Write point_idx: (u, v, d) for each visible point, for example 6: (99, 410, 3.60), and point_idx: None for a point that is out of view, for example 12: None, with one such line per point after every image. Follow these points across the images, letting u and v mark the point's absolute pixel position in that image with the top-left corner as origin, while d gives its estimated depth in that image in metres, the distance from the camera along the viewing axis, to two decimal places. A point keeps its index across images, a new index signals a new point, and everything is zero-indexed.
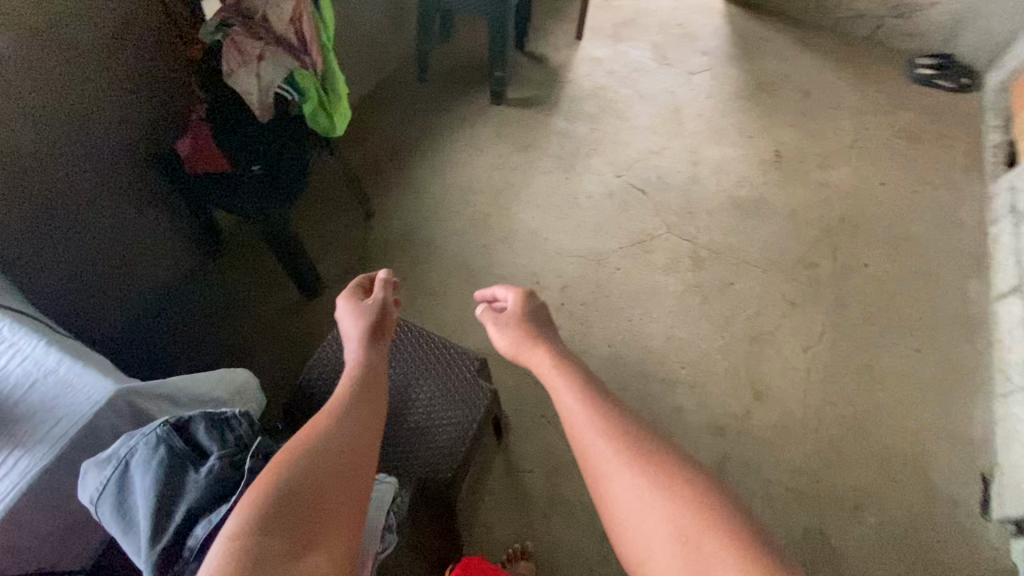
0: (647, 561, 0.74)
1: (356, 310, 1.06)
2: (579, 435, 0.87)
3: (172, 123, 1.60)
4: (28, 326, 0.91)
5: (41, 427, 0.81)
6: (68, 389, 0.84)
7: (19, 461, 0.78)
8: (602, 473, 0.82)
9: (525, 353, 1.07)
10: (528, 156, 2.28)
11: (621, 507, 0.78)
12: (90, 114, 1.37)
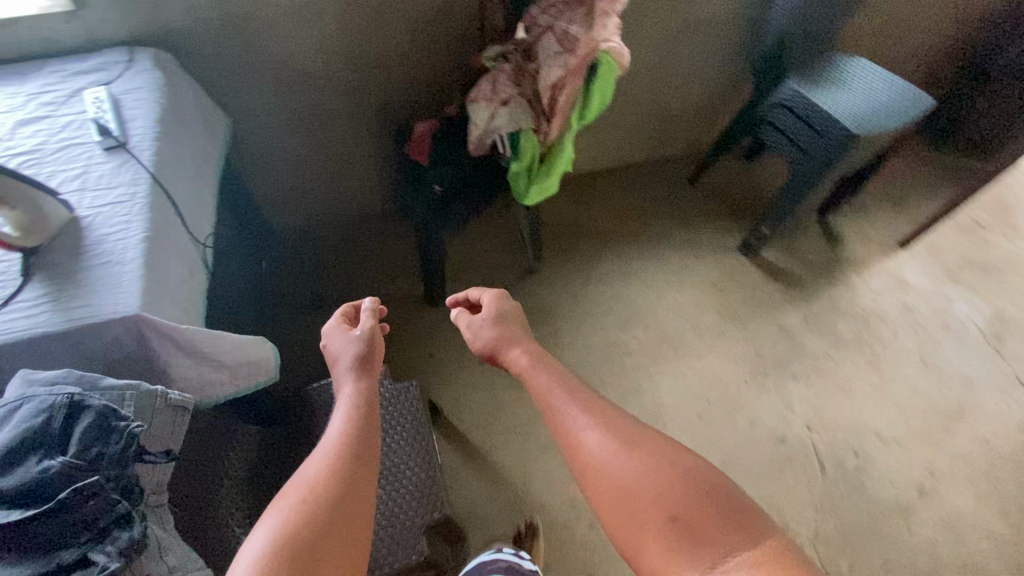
0: (645, 538, 0.70)
1: (337, 339, 1.02)
2: (576, 432, 0.82)
3: (432, 103, 1.70)
4: (152, 212, 1.04)
5: (76, 299, 0.92)
6: (114, 289, 0.93)
7: (40, 315, 0.89)
8: (603, 462, 0.77)
9: (520, 360, 0.98)
10: (724, 328, 1.87)
11: (627, 484, 0.74)
12: (367, 64, 1.54)
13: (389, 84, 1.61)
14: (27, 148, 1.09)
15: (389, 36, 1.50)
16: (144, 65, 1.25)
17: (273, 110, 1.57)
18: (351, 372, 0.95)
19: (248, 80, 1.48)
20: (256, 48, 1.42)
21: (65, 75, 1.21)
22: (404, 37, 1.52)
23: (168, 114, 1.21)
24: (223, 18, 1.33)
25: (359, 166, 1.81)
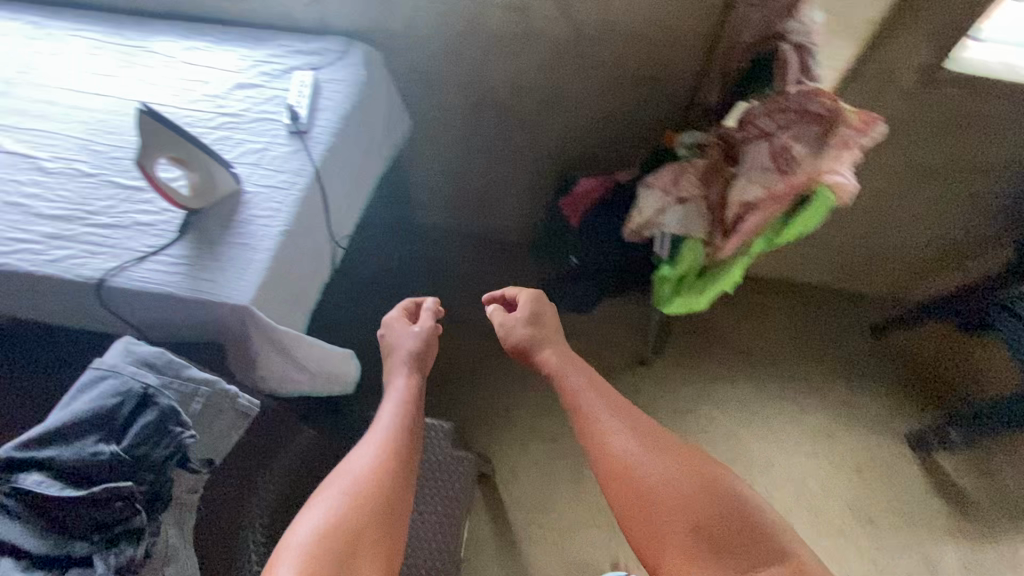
0: (666, 539, 0.82)
1: (396, 334, 1.16)
2: (610, 434, 0.91)
3: (606, 160, 1.58)
4: (301, 205, 1.07)
5: (207, 270, 0.97)
6: (239, 273, 0.97)
7: (175, 276, 0.96)
8: (638, 469, 0.87)
9: (553, 358, 1.04)
10: (851, 525, 1.51)
11: (661, 488, 0.85)
12: (554, 107, 1.47)
13: (568, 131, 1.53)
14: (232, 112, 1.19)
15: (588, 85, 1.40)
16: (353, 59, 1.31)
17: (453, 123, 1.56)
18: (402, 369, 1.09)
19: (440, 91, 1.49)
20: (457, 64, 1.41)
21: (287, 53, 1.31)
22: (602, 91, 1.41)
23: (354, 110, 1.25)
24: (437, 30, 1.34)
25: (512, 196, 1.76)
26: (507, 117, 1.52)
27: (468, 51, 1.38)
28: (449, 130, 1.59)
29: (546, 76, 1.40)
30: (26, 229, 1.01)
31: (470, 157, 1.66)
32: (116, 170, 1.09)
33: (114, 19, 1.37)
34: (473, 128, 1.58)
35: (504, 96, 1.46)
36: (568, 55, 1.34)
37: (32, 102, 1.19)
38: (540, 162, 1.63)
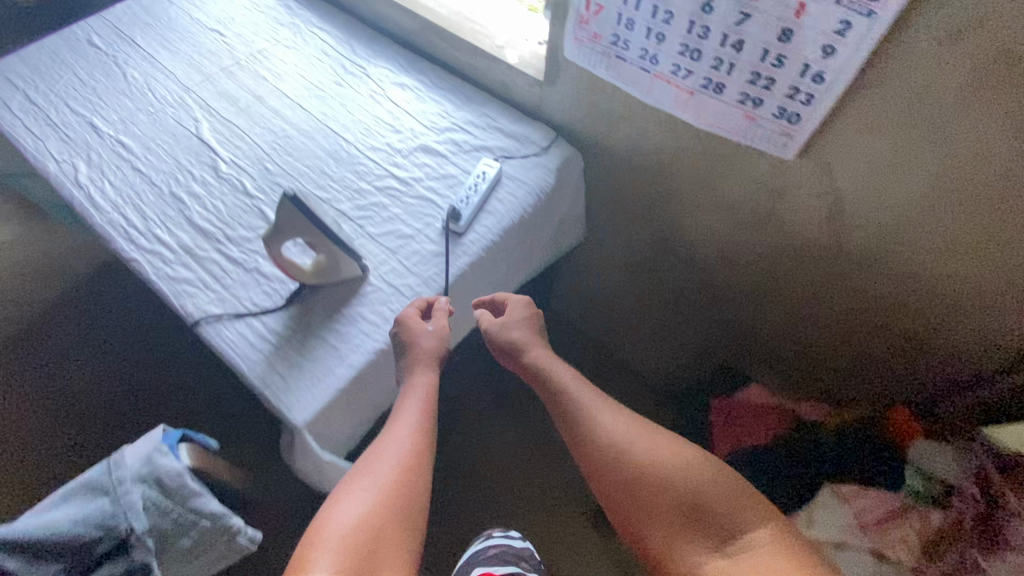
0: (667, 526, 0.75)
1: (410, 322, 0.89)
2: (600, 426, 0.85)
3: (785, 379, 1.20)
4: None
5: (288, 361, 0.87)
6: (310, 382, 0.85)
7: (259, 354, 0.88)
8: (625, 446, 0.82)
9: (545, 361, 0.96)
10: None
11: (652, 475, 0.78)
12: (751, 297, 1.13)
13: (754, 327, 1.17)
14: (401, 179, 1.09)
15: (808, 302, 1.04)
16: (547, 163, 1.12)
17: (626, 257, 1.30)
18: (426, 368, 0.91)
19: (625, 223, 1.23)
20: (658, 209, 1.14)
21: (486, 130, 1.17)
22: (824, 316, 1.04)
23: (519, 225, 1.07)
24: (651, 169, 1.08)
25: (655, 347, 1.45)
26: (687, 277, 1.21)
27: (677, 204, 1.09)
28: (615, 255, 1.32)
29: (759, 265, 1.06)
30: (169, 232, 1.00)
31: (624, 288, 1.38)
32: (270, 202, 1.05)
33: (353, 28, 1.34)
34: (643, 266, 1.28)
35: (696, 258, 1.15)
36: (802, 260, 0.99)
37: (244, 95, 1.20)
38: (702, 335, 1.30)
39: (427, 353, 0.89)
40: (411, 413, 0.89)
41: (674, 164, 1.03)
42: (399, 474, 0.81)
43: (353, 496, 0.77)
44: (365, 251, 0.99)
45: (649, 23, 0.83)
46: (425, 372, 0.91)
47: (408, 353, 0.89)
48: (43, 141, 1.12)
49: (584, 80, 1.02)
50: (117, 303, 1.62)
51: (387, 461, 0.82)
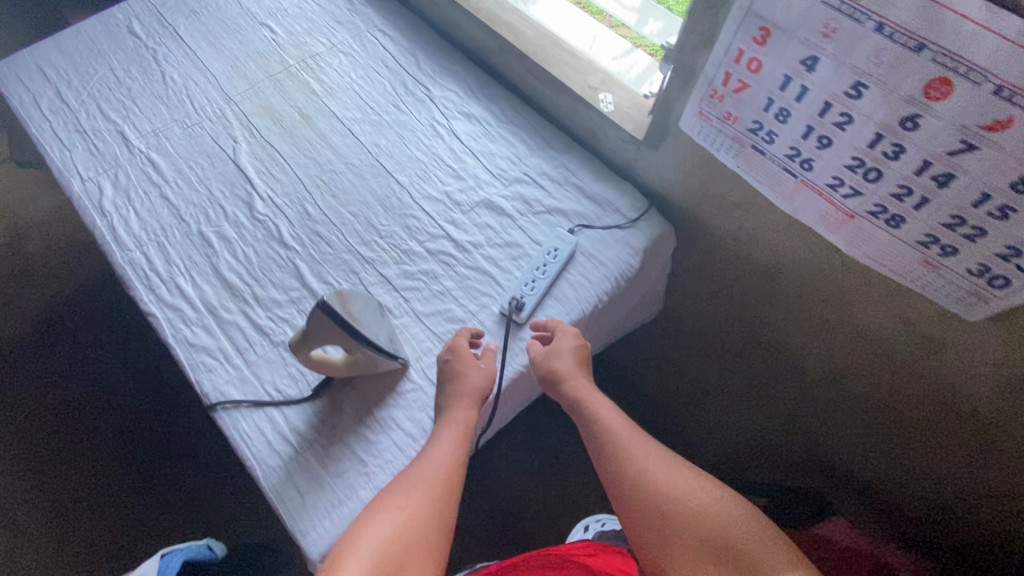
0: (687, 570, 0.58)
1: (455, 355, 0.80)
2: (623, 447, 0.70)
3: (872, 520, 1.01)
4: None
5: (312, 470, 0.75)
6: (330, 503, 0.73)
7: (282, 457, 0.76)
8: (648, 471, 0.67)
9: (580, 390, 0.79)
10: None
11: (671, 505, 0.63)
12: (853, 425, 0.93)
13: (849, 455, 0.98)
14: (458, 243, 0.93)
15: (930, 450, 0.84)
16: (631, 240, 0.93)
17: (701, 347, 1.10)
18: (467, 398, 0.76)
19: (711, 313, 1.03)
20: (756, 313, 0.94)
21: (564, 187, 0.98)
22: (951, 475, 0.83)
23: (589, 316, 0.90)
24: (760, 271, 0.87)
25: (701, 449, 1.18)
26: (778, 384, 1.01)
27: (785, 316, 0.89)
28: (690, 338, 1.11)
29: (876, 397, 0.86)
30: (194, 284, 0.88)
31: (690, 373, 1.18)
32: (308, 257, 0.91)
33: (421, 34, 1.15)
34: (721, 358, 1.08)
35: (794, 367, 0.95)
36: (938, 408, 0.78)
37: (291, 113, 1.05)
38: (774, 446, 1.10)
39: (470, 385, 0.77)
40: (454, 429, 0.74)
41: (797, 276, 0.82)
42: (441, 490, 0.67)
43: (389, 512, 0.63)
44: (407, 336, 0.85)
45: (812, 121, 0.61)
46: (467, 404, 0.76)
47: (454, 383, 0.77)
48: (69, 151, 1.00)
49: (697, 156, 0.81)
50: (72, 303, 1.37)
51: (423, 474, 0.69)
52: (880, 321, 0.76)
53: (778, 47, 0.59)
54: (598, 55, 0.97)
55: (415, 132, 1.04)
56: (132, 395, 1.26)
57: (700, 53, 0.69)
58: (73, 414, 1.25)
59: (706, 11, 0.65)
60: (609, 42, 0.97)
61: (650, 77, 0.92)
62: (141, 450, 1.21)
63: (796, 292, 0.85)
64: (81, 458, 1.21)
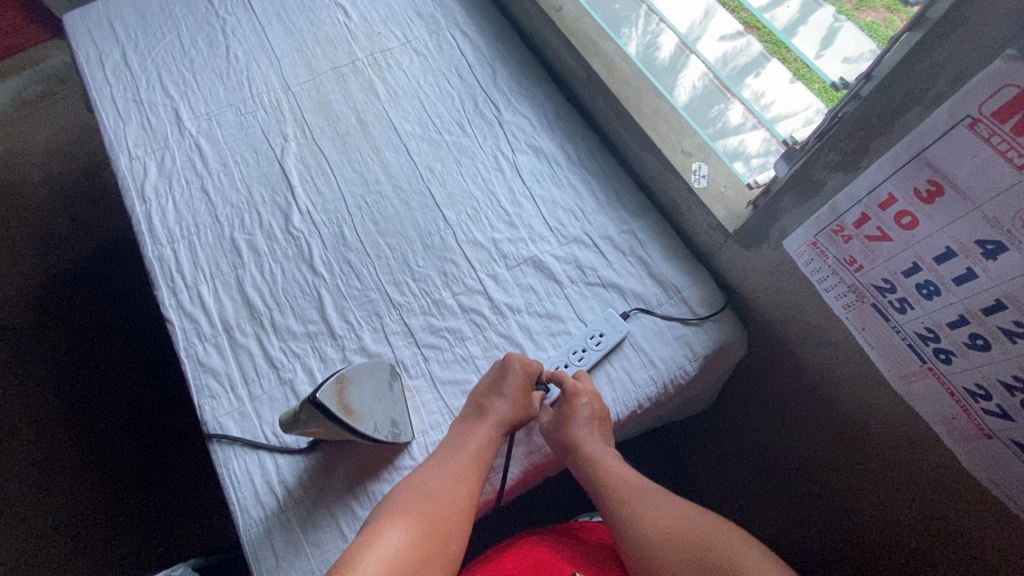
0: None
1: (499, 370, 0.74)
2: (618, 480, 0.68)
3: None
4: None
5: (295, 529, 0.71)
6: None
7: (268, 509, 0.72)
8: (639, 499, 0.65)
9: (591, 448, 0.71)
10: None
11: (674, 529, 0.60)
12: None
13: None
14: (496, 303, 0.83)
15: None
16: (692, 341, 0.78)
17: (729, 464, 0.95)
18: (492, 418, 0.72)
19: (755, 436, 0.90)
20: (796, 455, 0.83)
21: (626, 259, 0.84)
22: None
23: (624, 421, 0.77)
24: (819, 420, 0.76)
25: None
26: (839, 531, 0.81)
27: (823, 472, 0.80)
28: (748, 441, 0.91)
29: None
30: (216, 296, 0.84)
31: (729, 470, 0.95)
32: (335, 289, 0.85)
33: (505, 42, 1.02)
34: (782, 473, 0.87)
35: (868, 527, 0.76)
36: None
37: (348, 116, 0.97)
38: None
39: (501, 412, 0.72)
40: (476, 442, 0.70)
41: (850, 440, 0.72)
42: (456, 491, 0.66)
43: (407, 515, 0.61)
44: (416, 403, 0.77)
45: (969, 312, 0.45)
46: (490, 423, 0.71)
47: (486, 396, 0.73)
48: (123, 123, 0.97)
49: (796, 276, 0.66)
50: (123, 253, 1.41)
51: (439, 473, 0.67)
52: (910, 520, 0.68)
53: (946, 211, 0.43)
54: (665, 79, 0.82)
55: (474, 161, 0.93)
56: (135, 374, 1.24)
57: (832, 173, 0.53)
58: (52, 413, 1.22)
59: (854, 129, 0.49)
60: (672, 62, 0.81)
61: (723, 113, 0.75)
62: (127, 430, 1.19)
63: (844, 456, 0.74)
64: (70, 428, 1.20)
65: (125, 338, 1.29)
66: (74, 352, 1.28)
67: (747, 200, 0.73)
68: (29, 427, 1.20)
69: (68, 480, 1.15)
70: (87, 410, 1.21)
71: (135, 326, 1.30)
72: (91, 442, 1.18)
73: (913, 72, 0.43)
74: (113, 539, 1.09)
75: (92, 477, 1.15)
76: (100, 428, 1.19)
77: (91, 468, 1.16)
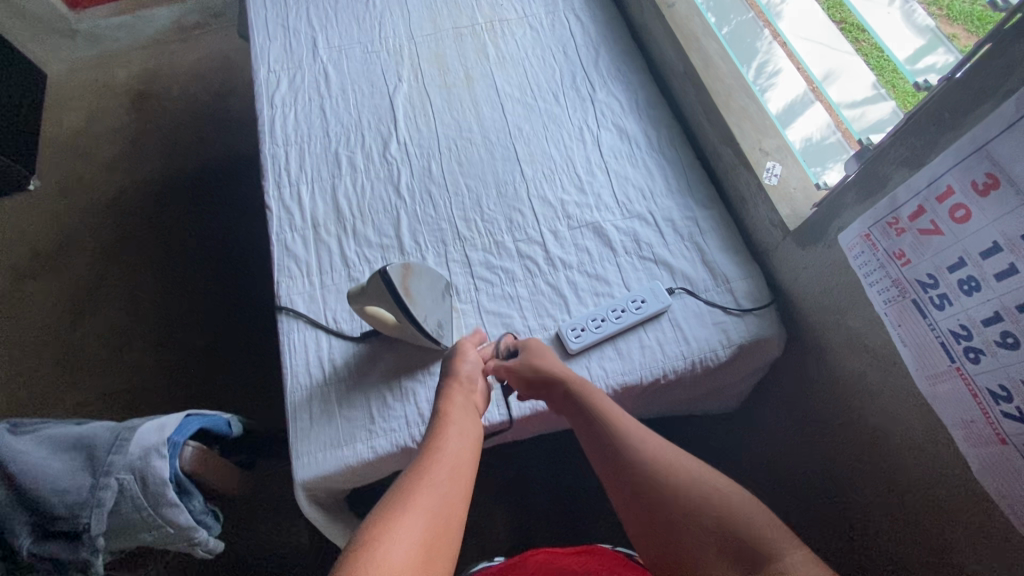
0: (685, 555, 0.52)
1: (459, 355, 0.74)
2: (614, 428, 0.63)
3: None
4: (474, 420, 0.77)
5: (336, 398, 0.79)
6: (330, 441, 0.76)
7: (314, 378, 0.81)
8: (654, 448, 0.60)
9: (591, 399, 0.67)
10: None
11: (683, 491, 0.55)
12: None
13: None
14: (550, 255, 0.89)
15: None
16: (729, 329, 0.81)
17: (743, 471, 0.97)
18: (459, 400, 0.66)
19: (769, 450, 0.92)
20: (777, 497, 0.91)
21: (683, 242, 0.88)
22: None
23: (647, 388, 0.80)
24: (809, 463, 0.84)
25: None
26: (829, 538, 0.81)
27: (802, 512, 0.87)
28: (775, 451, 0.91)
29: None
30: (311, 196, 0.95)
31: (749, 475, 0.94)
32: (412, 212, 0.94)
33: (613, 31, 1.09)
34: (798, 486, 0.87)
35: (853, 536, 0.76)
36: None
37: (457, 70, 1.07)
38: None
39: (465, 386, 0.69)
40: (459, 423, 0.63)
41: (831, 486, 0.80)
42: (460, 465, 0.57)
43: (425, 481, 0.53)
44: (461, 322, 0.84)
45: (1005, 309, 0.47)
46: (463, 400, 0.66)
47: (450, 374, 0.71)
48: (269, 42, 1.12)
49: (846, 275, 0.68)
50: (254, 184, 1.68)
51: (432, 450, 0.58)
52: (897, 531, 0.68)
53: (999, 203, 0.46)
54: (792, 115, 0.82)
55: (561, 128, 1.00)
56: (246, 278, 1.60)
57: (898, 169, 0.56)
58: (182, 281, 1.61)
59: (927, 124, 0.52)
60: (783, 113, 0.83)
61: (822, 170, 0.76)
62: (226, 314, 1.54)
63: (855, 472, 0.75)
64: (190, 299, 1.58)
65: (241, 256, 1.64)
66: (200, 259, 1.65)
67: (812, 202, 0.76)
68: (164, 309, 1.57)
69: (176, 332, 1.52)
70: (213, 290, 1.58)
71: (249, 249, 1.65)
72: (200, 311, 1.55)
73: (990, 68, 0.47)
74: (228, 386, 1.42)
75: (207, 336, 1.51)
76: (210, 305, 1.56)
77: (193, 331, 1.52)
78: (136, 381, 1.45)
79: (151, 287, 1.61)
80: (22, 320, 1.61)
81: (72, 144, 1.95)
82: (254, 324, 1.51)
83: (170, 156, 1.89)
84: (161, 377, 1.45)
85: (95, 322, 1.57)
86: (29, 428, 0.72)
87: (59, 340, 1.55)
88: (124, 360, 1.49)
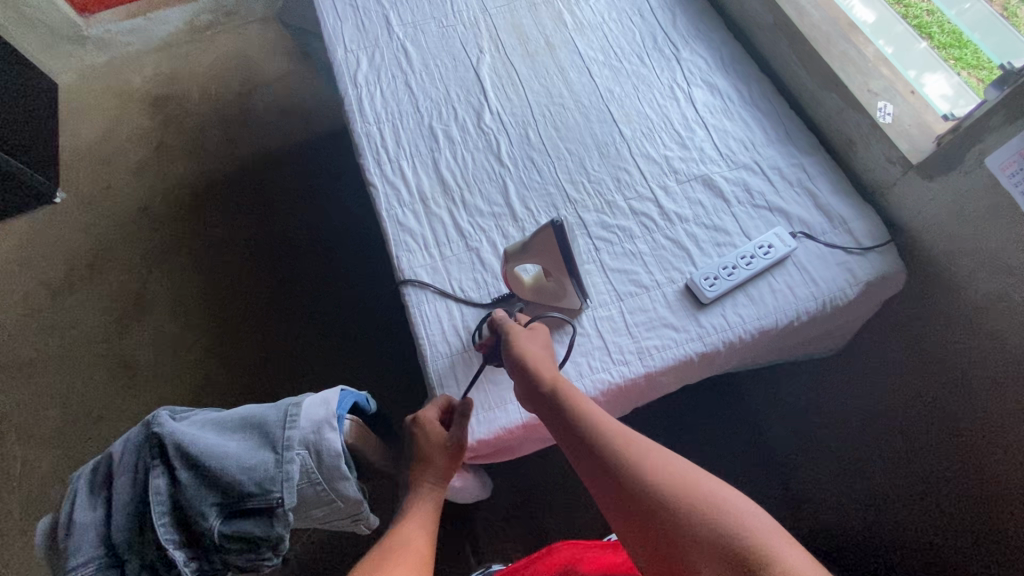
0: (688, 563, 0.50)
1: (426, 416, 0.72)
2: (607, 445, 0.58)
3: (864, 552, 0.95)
4: (618, 374, 0.78)
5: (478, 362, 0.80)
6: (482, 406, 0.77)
7: (452, 343, 0.81)
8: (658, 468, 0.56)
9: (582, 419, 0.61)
10: None
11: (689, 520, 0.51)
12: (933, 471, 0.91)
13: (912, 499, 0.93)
14: (665, 211, 0.90)
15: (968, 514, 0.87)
16: (855, 268, 0.82)
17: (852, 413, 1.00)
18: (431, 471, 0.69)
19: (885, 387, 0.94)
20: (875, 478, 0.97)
21: (795, 189, 0.89)
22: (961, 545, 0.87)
23: (782, 330, 0.82)
24: None
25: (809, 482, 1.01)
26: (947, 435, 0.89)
27: (914, 482, 0.93)
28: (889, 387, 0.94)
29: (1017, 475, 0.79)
30: (414, 170, 0.95)
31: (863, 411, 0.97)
32: (518, 179, 0.94)
33: None
34: (930, 416, 0.91)
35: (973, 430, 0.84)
36: None
37: (538, 38, 1.07)
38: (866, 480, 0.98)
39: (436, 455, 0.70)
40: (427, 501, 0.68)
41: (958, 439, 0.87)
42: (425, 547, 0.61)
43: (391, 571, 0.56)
44: (593, 282, 0.85)
45: None
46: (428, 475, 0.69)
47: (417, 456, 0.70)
48: (341, 22, 1.10)
49: (989, 199, 0.72)
50: (301, 179, 1.67)
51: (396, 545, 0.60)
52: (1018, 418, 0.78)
53: None
54: (905, 58, 0.87)
55: (651, 88, 1.01)
56: (293, 263, 1.53)
57: None
58: (227, 267, 1.54)
59: None
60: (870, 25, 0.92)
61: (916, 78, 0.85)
62: (282, 299, 1.47)
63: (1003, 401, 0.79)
64: (238, 283, 1.51)
65: (285, 240, 1.57)
66: (245, 252, 1.56)
67: (933, 137, 0.79)
68: (215, 307, 1.48)
69: (229, 321, 1.46)
70: (263, 275, 1.52)
71: (292, 232, 1.58)
72: (251, 297, 1.48)
73: None
74: (291, 371, 1.37)
75: (263, 322, 1.44)
76: (262, 289, 1.49)
77: (248, 318, 1.45)
78: (191, 381, 1.38)
79: (197, 285, 1.52)
80: (58, 335, 1.48)
81: (90, 154, 1.81)
82: (314, 306, 1.45)
83: (198, 158, 1.76)
84: (220, 367, 1.39)
85: (143, 330, 1.46)
86: (186, 415, 0.70)
87: (106, 353, 1.44)
88: (182, 365, 1.40)
